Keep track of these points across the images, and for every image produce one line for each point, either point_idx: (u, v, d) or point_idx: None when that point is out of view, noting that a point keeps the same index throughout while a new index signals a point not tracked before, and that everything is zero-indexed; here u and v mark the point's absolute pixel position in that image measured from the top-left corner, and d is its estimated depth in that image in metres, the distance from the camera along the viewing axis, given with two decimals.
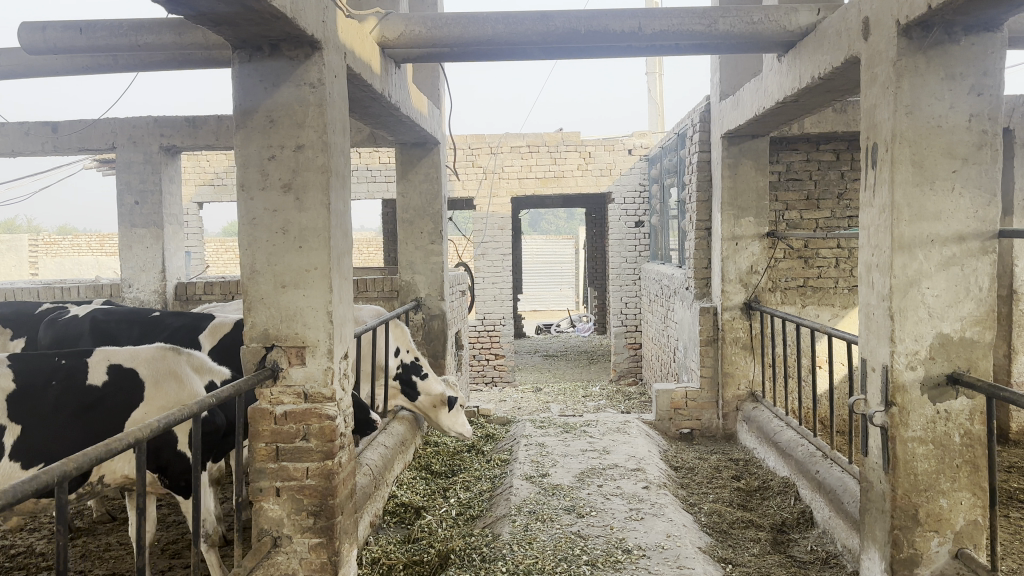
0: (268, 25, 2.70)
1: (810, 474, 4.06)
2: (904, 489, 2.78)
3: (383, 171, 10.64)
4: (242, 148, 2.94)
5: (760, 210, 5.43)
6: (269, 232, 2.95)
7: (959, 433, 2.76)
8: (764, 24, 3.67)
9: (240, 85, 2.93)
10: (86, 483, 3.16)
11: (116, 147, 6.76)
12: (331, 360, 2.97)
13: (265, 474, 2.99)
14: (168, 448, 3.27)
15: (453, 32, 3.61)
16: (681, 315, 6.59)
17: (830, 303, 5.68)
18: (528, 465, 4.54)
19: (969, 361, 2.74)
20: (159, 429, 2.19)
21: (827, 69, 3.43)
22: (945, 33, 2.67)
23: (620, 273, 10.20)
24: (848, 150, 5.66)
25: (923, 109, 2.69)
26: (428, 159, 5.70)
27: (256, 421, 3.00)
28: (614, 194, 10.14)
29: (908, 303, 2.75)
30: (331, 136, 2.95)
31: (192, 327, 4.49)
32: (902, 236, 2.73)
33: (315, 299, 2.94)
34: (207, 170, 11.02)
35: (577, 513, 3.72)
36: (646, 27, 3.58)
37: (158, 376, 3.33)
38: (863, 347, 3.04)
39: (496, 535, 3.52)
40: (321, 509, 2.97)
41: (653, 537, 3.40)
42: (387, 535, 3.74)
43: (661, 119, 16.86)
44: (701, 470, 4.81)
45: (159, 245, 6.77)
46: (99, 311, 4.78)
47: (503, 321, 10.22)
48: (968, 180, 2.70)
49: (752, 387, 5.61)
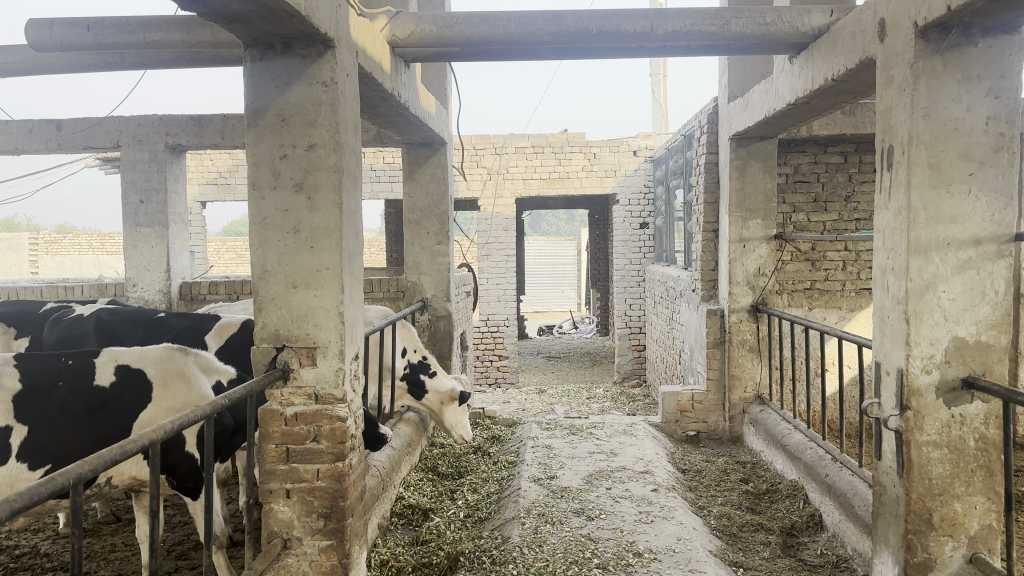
0: (281, 24, 2.68)
1: (819, 478, 4.04)
2: (918, 493, 2.76)
3: (387, 171, 10.62)
4: (254, 147, 2.93)
5: (768, 212, 5.41)
6: (280, 231, 2.93)
7: (974, 437, 2.74)
8: (777, 25, 3.65)
9: (252, 84, 2.91)
10: (94, 484, 3.15)
11: (120, 146, 6.74)
12: (342, 360, 2.96)
13: (275, 475, 2.97)
14: (176, 449, 3.25)
15: (464, 31, 3.58)
16: (687, 317, 6.57)
17: (837, 305, 5.66)
18: (535, 467, 4.53)
19: (984, 365, 2.73)
20: (173, 430, 2.18)
21: (840, 71, 3.42)
22: (962, 35, 2.65)
23: (623, 274, 10.19)
24: (857, 153, 5.65)
25: (940, 112, 2.68)
26: (435, 159, 5.69)
27: (266, 422, 2.99)
28: (619, 196, 10.12)
29: (923, 306, 2.73)
30: (343, 136, 2.94)
31: (197, 328, 4.47)
32: (917, 239, 2.71)
33: (326, 299, 2.93)
34: (210, 169, 11.01)
35: (586, 516, 3.70)
36: (658, 28, 3.57)
37: (166, 377, 3.32)
38: (877, 351, 3.02)
39: (506, 538, 3.50)
40: (332, 511, 2.95)
41: (663, 540, 3.38)
42: (395, 537, 3.72)
43: (666, 121, 16.83)
44: (709, 473, 4.79)
45: (163, 244, 6.76)
46: (103, 310, 4.76)
47: (507, 322, 10.21)
48: (984, 182, 2.69)
49: (759, 389, 5.59)
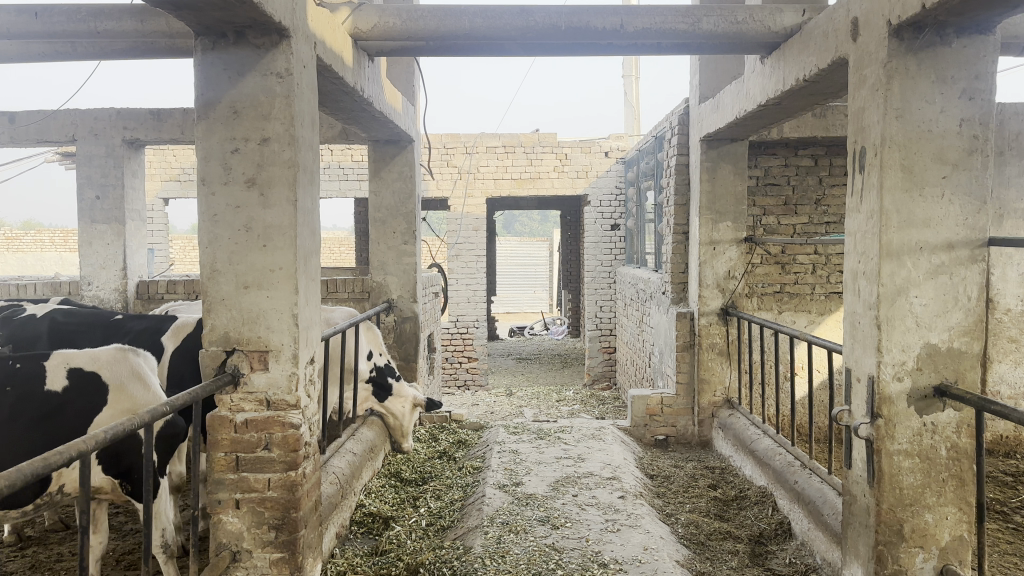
0: (231, 11, 2.53)
1: (788, 484, 3.98)
2: (889, 503, 2.71)
3: (356, 169, 10.43)
4: (203, 141, 2.77)
5: (738, 214, 5.37)
6: (231, 229, 2.78)
7: (945, 446, 2.69)
8: (749, 24, 3.58)
9: (202, 74, 2.75)
10: (45, 492, 2.90)
11: (76, 140, 6.48)
12: (296, 365, 2.81)
13: (224, 485, 2.82)
14: (131, 452, 3.00)
15: (428, 25, 3.45)
16: (657, 320, 6.50)
17: (807, 309, 5.64)
18: (501, 474, 4.41)
19: (957, 372, 2.68)
20: (111, 439, 2.01)
21: (812, 71, 3.36)
22: (937, 35, 2.60)
23: (595, 275, 10.12)
24: (827, 156, 5.63)
25: (914, 114, 2.62)
26: (402, 157, 5.56)
27: (214, 429, 2.84)
28: (590, 197, 10.06)
29: (895, 312, 2.68)
30: (298, 129, 2.79)
31: (154, 330, 4.20)
32: (890, 243, 2.66)
33: (279, 300, 2.78)
34: (174, 165, 10.73)
35: (551, 525, 3.59)
36: (628, 25, 3.48)
37: (121, 379, 3.04)
38: (848, 357, 2.97)
39: (467, 548, 3.38)
40: (283, 523, 2.81)
41: (630, 550, 3.29)
42: (354, 547, 3.59)
43: (638, 122, 16.87)
44: (677, 478, 4.73)
45: (120, 241, 6.52)
46: (58, 312, 4.47)
47: (477, 323, 10.09)
48: (957, 186, 2.64)
49: (729, 394, 5.53)
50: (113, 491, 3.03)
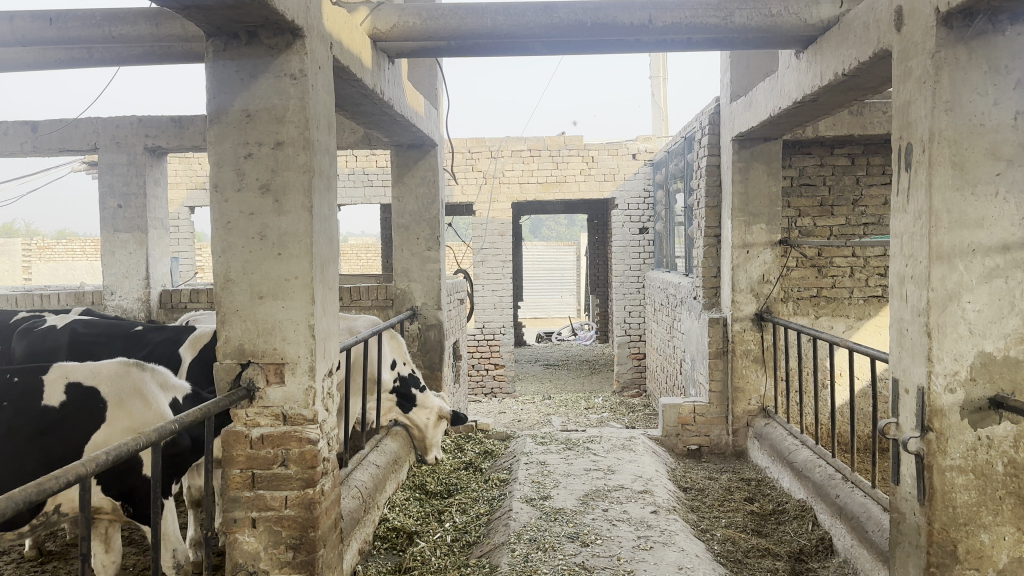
0: (242, 11, 2.45)
1: (830, 499, 3.77)
2: (942, 523, 2.52)
3: (380, 175, 10.40)
4: (216, 146, 2.69)
5: (772, 216, 5.18)
6: (245, 238, 2.69)
7: (1002, 461, 2.51)
8: (783, 17, 3.41)
9: (213, 78, 2.68)
10: (40, 513, 2.80)
11: (98, 148, 6.50)
12: (313, 378, 2.71)
13: (240, 503, 2.74)
14: (134, 473, 2.92)
15: (449, 23, 3.33)
16: (688, 326, 6.33)
17: (845, 314, 5.42)
18: (528, 486, 4.26)
19: (1014, 383, 2.49)
20: (113, 460, 1.91)
21: (852, 64, 3.18)
22: (988, 22, 2.42)
23: (623, 279, 9.92)
24: (864, 155, 5.42)
25: (966, 106, 2.44)
26: (425, 162, 5.46)
27: (230, 445, 2.76)
28: (618, 200, 9.88)
29: (947, 319, 2.49)
30: (314, 132, 2.69)
31: (173, 341, 4.15)
32: (939, 244, 2.48)
33: (296, 310, 2.69)
34: (198, 174, 10.82)
35: (581, 541, 3.45)
36: (657, 20, 3.33)
37: (122, 395, 2.98)
38: (894, 366, 2.78)
39: (494, 567, 3.25)
40: (301, 542, 2.70)
41: (663, 570, 3.13)
42: (377, 564, 3.49)
43: (665, 123, 16.66)
44: (712, 491, 4.54)
45: (142, 250, 6.52)
46: (78, 322, 4.44)
47: (503, 329, 9.97)
48: (1012, 183, 2.46)
49: (764, 402, 5.33)
50: (113, 511, 2.95)
